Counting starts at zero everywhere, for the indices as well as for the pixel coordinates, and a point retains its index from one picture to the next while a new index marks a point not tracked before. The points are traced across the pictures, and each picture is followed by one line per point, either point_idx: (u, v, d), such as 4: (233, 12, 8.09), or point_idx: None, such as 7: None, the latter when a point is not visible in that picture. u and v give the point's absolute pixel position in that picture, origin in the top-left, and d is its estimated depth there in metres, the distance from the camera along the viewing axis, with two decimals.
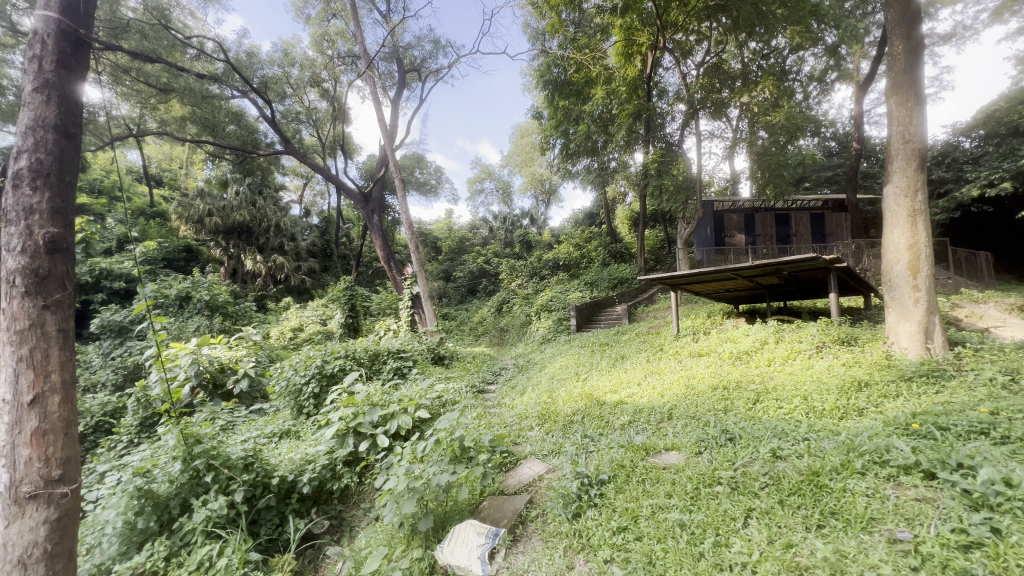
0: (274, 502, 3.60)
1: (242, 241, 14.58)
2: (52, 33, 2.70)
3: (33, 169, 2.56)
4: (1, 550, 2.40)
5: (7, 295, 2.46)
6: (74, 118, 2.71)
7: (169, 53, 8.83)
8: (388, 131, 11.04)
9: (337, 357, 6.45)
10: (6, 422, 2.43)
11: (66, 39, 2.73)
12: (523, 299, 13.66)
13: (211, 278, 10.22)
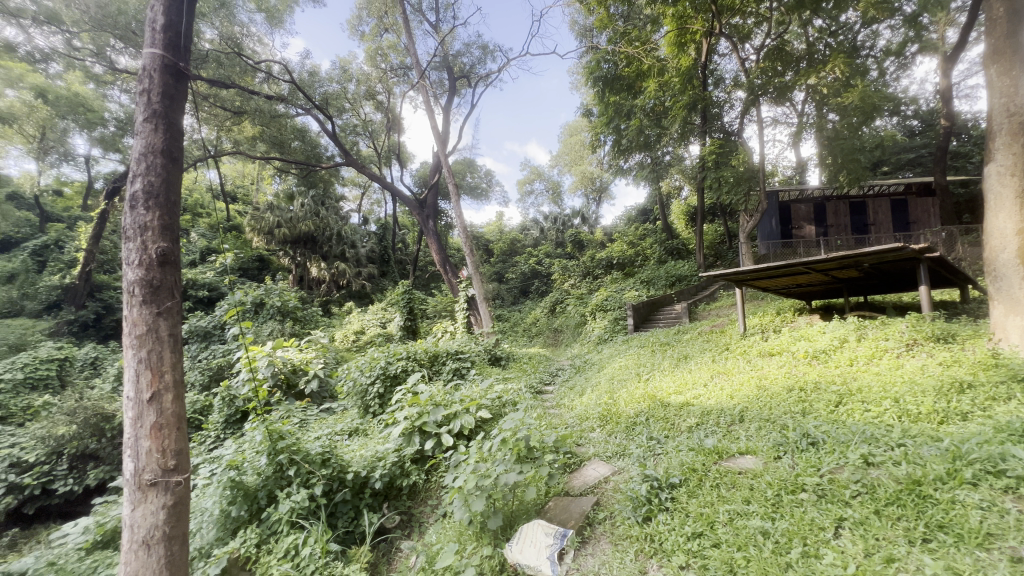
0: (349, 496, 3.79)
1: (308, 250, 15.48)
2: (157, 67, 3.00)
3: (146, 190, 2.86)
4: (128, 531, 2.68)
5: (129, 304, 2.77)
6: (177, 143, 3.00)
7: (241, 78, 9.53)
8: (441, 138, 11.32)
9: (400, 358, 6.70)
10: (131, 416, 2.74)
11: (168, 72, 3.03)
12: (577, 298, 13.54)
13: (283, 285, 10.95)
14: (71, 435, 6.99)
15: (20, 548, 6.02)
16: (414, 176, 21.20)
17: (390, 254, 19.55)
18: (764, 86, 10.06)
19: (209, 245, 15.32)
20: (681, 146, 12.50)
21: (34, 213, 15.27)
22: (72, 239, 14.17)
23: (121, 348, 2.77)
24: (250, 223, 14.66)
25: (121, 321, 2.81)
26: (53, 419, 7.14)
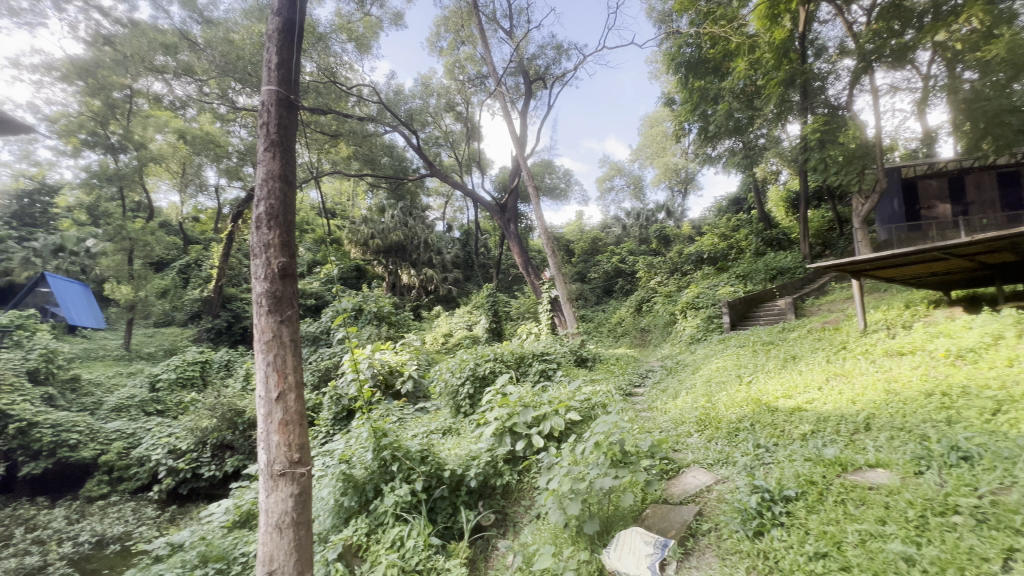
0: (447, 493, 3.95)
1: (399, 259, 16.48)
2: (273, 102, 3.38)
3: (269, 212, 3.22)
4: (264, 515, 3.03)
5: (258, 313, 3.15)
6: (291, 168, 3.34)
7: (337, 104, 10.41)
8: (519, 142, 11.46)
9: (488, 360, 6.87)
10: (263, 413, 3.09)
11: (282, 105, 3.39)
12: (665, 297, 12.95)
13: (378, 292, 11.76)
14: (213, 427, 8.10)
15: (179, 521, 7.09)
16: (494, 182, 21.71)
17: (474, 259, 20.18)
18: (879, 50, 8.88)
19: (315, 257, 16.92)
20: (778, 127, 11.46)
21: (179, 237, 17.96)
22: (207, 258, 16.44)
23: (253, 352, 3.15)
24: (348, 236, 15.97)
25: (252, 328, 3.19)
26: (199, 413, 8.33)
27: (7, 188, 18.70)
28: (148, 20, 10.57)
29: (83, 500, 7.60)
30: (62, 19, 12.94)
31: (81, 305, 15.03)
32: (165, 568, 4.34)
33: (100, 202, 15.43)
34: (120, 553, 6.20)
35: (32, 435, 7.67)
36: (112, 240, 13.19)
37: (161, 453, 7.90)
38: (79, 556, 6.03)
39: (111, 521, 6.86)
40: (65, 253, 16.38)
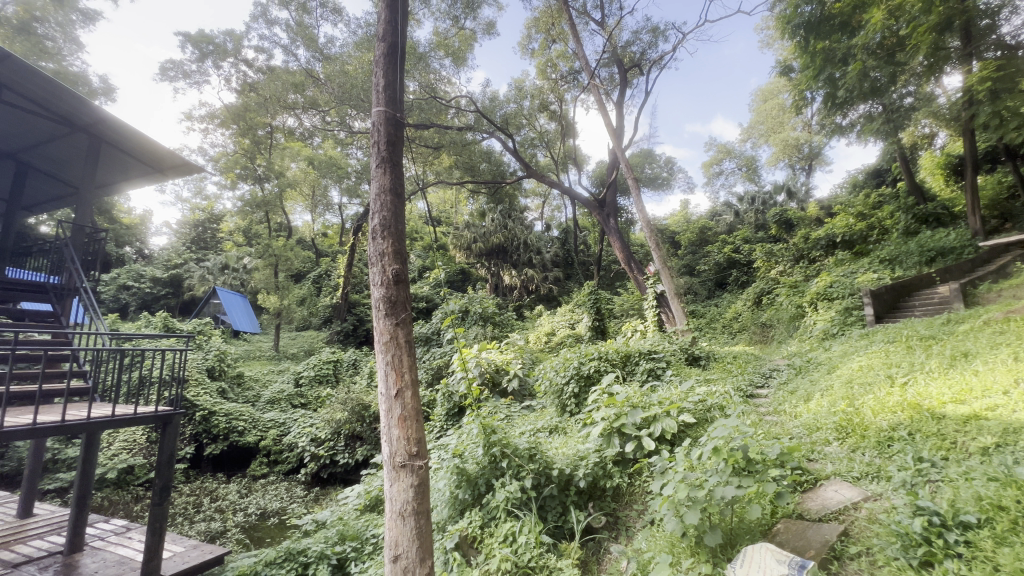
0: (556, 491, 3.94)
1: (501, 260, 16.95)
2: (383, 122, 3.68)
3: (382, 224, 3.51)
4: (389, 502, 3.29)
5: (378, 316, 3.44)
6: (400, 182, 3.60)
7: (438, 117, 11.00)
8: (616, 134, 11.11)
9: (592, 358, 6.74)
10: (385, 408, 3.37)
11: (390, 123, 3.67)
12: (790, 287, 11.61)
13: (482, 293, 12.22)
14: (345, 419, 9.16)
15: (321, 501, 8.05)
16: (591, 177, 21.35)
17: (574, 257, 20.01)
18: None
19: (425, 263, 18.12)
20: (931, 81, 9.64)
21: (313, 251, 20.44)
22: (335, 269, 18.48)
23: (374, 353, 3.45)
24: (453, 242, 16.83)
25: (372, 331, 3.50)
26: (334, 406, 9.49)
27: (188, 220, 22.93)
28: (281, 65, 12.27)
29: (250, 477, 9.00)
30: (219, 75, 15.53)
31: (241, 313, 17.87)
32: (312, 542, 5.02)
33: (252, 225, 18.18)
34: (278, 525, 7.21)
35: (211, 422, 9.39)
36: (262, 258, 15.46)
37: (305, 440, 9.09)
38: (248, 524, 7.15)
39: (270, 497, 8.02)
40: (229, 270, 19.57)
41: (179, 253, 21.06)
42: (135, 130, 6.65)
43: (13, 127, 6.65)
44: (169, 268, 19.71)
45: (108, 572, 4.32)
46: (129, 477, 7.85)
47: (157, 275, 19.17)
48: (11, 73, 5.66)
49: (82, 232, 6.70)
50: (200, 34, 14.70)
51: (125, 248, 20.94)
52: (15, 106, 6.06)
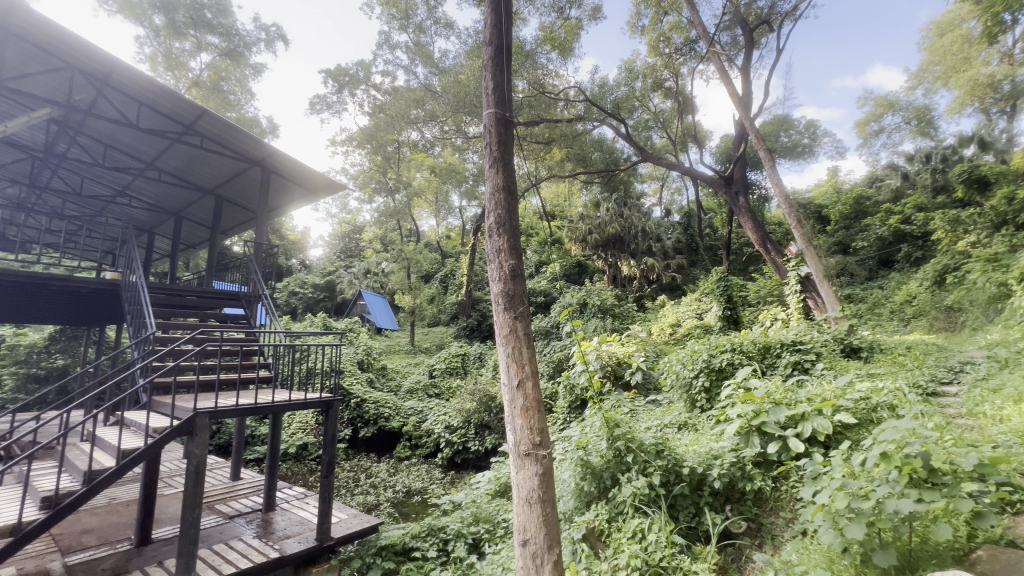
0: (687, 491, 3.71)
1: (618, 251, 16.39)
2: (494, 124, 3.82)
3: (497, 220, 3.65)
4: (516, 489, 3.40)
5: (498, 311, 3.59)
6: (512, 180, 3.71)
7: (547, 111, 11.04)
8: (743, 103, 10.03)
9: (723, 351, 6.19)
10: (509, 399, 3.50)
11: (500, 124, 3.80)
12: (986, 261, 9.35)
13: (600, 285, 12.02)
14: (474, 409, 9.81)
15: (457, 484, 8.71)
16: (715, 154, 19.62)
17: (699, 242, 18.54)
18: None
19: (541, 258, 18.41)
20: None
21: (439, 253, 22.04)
22: (459, 268, 19.72)
23: (496, 345, 3.60)
24: (568, 235, 16.80)
25: (493, 324, 3.66)
26: (464, 396, 10.21)
27: (338, 232, 26.38)
28: (404, 85, 13.50)
29: (396, 458, 10.10)
30: (355, 101, 17.55)
31: (382, 312, 20.04)
32: (450, 520, 5.52)
33: (387, 233, 20.22)
34: (421, 503, 7.98)
35: (364, 407, 10.91)
36: (397, 261, 17.14)
37: (441, 427, 9.92)
38: (397, 500, 8.03)
39: (414, 477, 8.92)
40: (371, 274, 22.06)
41: (331, 262, 24.35)
42: (294, 159, 7.84)
43: (214, 168, 8.34)
44: (325, 274, 22.93)
45: (294, 530, 5.20)
46: (305, 453, 9.39)
47: (316, 282, 22.45)
48: (209, 125, 7.10)
49: (262, 248, 8.15)
50: (338, 68, 16.79)
51: (292, 260, 24.87)
52: (213, 150, 7.59)
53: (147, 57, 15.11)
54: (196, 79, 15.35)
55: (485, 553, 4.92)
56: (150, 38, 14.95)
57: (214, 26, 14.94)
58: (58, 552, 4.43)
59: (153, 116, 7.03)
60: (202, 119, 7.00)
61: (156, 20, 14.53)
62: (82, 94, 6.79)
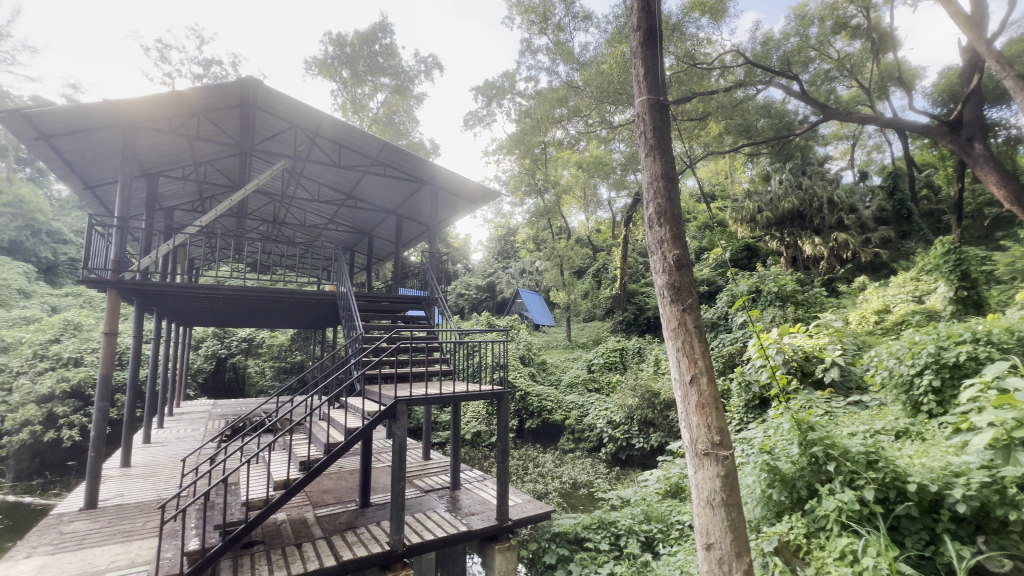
0: (916, 512, 3.07)
1: (797, 228, 14.12)
2: (647, 109, 3.68)
3: (657, 210, 3.52)
4: (696, 490, 3.21)
5: (663, 303, 3.45)
6: (670, 166, 3.54)
7: (700, 84, 10.10)
8: (972, 23, 7.75)
9: (962, 342, 4.88)
10: (681, 395, 3.33)
11: (654, 109, 3.65)
12: None
13: (776, 269, 10.60)
14: (637, 405, 9.58)
15: (623, 480, 8.66)
16: (931, 95, 15.56)
17: (913, 207, 14.91)
18: None
19: (701, 244, 16.98)
20: None
21: (590, 248, 21.93)
22: (611, 262, 19.45)
23: (663, 340, 3.47)
24: (732, 216, 15.16)
25: (659, 317, 3.53)
26: (625, 392, 10.02)
27: (495, 236, 28.30)
28: (547, 86, 13.86)
29: (561, 450, 10.51)
30: (503, 111, 18.68)
31: (539, 309, 20.84)
32: (621, 516, 5.52)
33: (539, 232, 20.97)
34: (588, 496, 8.12)
35: (528, 400, 11.58)
36: (550, 259, 17.61)
37: (603, 422, 9.98)
38: (565, 491, 8.31)
39: (579, 470, 9.16)
40: (527, 273, 23.15)
41: (491, 264, 26.22)
42: (455, 173, 8.70)
43: (395, 191, 9.71)
44: (486, 276, 24.78)
45: (477, 508, 5.77)
46: (479, 439, 10.36)
47: (479, 283, 24.52)
48: (389, 154, 8.30)
49: (435, 257, 9.23)
50: (486, 84, 18.06)
51: (457, 264, 27.48)
52: (394, 176, 8.85)
53: (340, 106, 18.14)
54: (375, 117, 18.02)
55: (659, 553, 4.81)
56: (340, 90, 18.02)
57: (384, 67, 17.86)
58: (311, 505, 5.70)
59: (350, 154, 8.52)
60: (384, 151, 8.22)
61: (344, 74, 17.69)
62: (303, 146, 8.59)
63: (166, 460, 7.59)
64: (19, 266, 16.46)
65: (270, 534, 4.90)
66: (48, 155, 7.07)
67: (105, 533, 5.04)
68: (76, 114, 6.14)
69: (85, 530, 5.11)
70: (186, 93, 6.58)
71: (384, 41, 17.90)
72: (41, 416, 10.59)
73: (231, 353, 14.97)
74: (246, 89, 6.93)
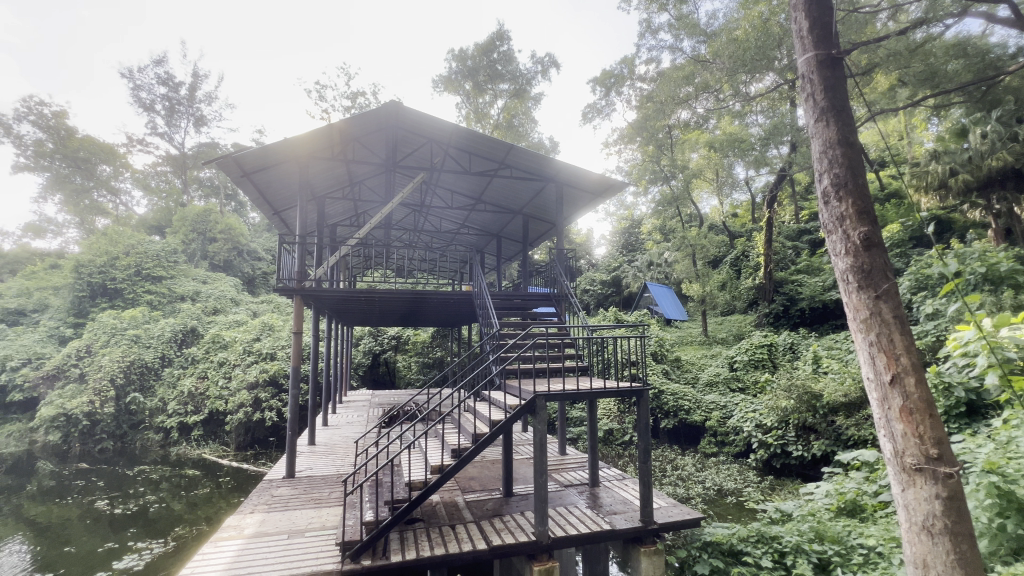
0: None
1: (1012, 192, 11.17)
2: (814, 67, 3.34)
3: (835, 183, 3.17)
4: (906, 512, 2.77)
5: (848, 291, 3.07)
6: (849, 131, 3.17)
7: (862, 31, 8.51)
8: None
9: None
10: (878, 398, 2.91)
11: (825, 65, 3.30)
12: None
13: (984, 245, 8.49)
14: (793, 408, 8.47)
15: (779, 491, 7.77)
16: None
17: None
18: None
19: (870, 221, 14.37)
20: None
21: (725, 234, 20.01)
22: (752, 249, 17.55)
23: (851, 334, 3.07)
24: (912, 184, 12.53)
25: (843, 306, 3.16)
26: (777, 393, 8.93)
27: (618, 229, 27.51)
28: (670, 66, 12.99)
29: (702, 453, 9.82)
30: (622, 100, 18.05)
31: (670, 302, 19.69)
32: (785, 532, 4.93)
33: (666, 222, 19.78)
34: (737, 505, 7.43)
35: (662, 400, 11.02)
36: (680, 250, 16.46)
37: (751, 425, 9.07)
38: (710, 497, 7.73)
39: (725, 476, 8.45)
40: (655, 265, 22.01)
41: (615, 258, 25.50)
42: (579, 168, 8.63)
43: (522, 192, 10.00)
44: (611, 270, 24.20)
45: (619, 507, 5.63)
46: (613, 437, 10.17)
47: (603, 278, 24.08)
48: (515, 156, 8.56)
49: (562, 253, 9.27)
50: (604, 73, 17.67)
51: (581, 260, 27.28)
52: (520, 177, 9.10)
53: (464, 118, 19.28)
54: (496, 123, 18.74)
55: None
56: (465, 102, 19.12)
57: (503, 74, 18.53)
58: (460, 490, 6.15)
59: (480, 161, 8.98)
60: (511, 153, 8.49)
61: (467, 87, 18.75)
62: (440, 159, 9.33)
63: (341, 441, 8.84)
64: (230, 280, 20.64)
65: (428, 514, 5.39)
66: (251, 190, 8.74)
67: (303, 499, 6.05)
68: (269, 153, 7.52)
69: (289, 495, 6.20)
70: (345, 124, 7.60)
71: (502, 49, 18.57)
72: (251, 400, 13.11)
73: (384, 349, 16.90)
74: (391, 113, 7.76)
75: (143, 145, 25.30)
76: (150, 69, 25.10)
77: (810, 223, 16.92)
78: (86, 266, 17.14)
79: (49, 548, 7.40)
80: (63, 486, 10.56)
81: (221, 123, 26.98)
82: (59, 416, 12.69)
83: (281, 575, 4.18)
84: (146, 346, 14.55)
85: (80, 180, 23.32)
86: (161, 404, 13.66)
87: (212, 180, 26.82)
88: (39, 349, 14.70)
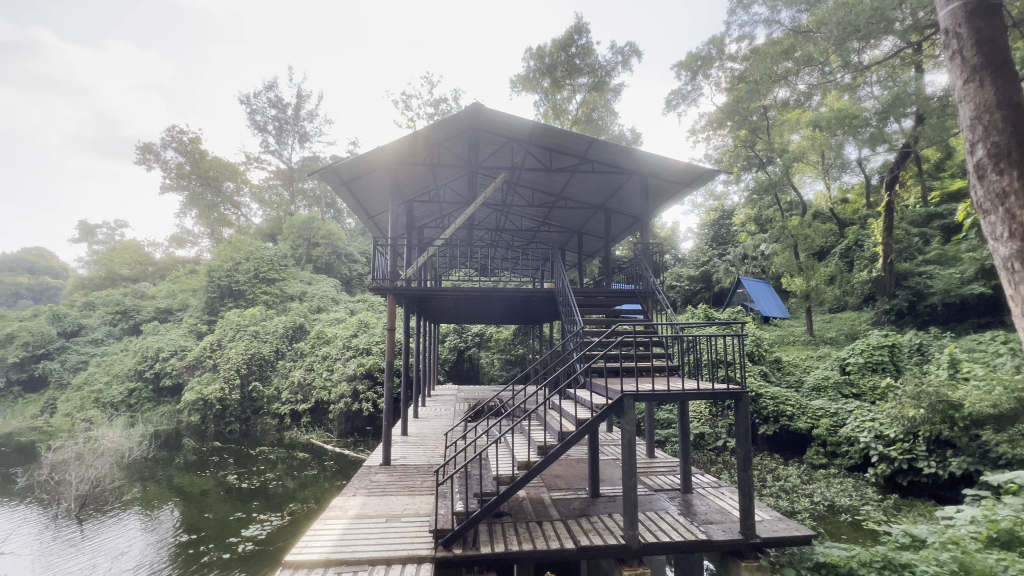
0: None
1: None
2: (963, 20, 3.22)
3: (993, 153, 3.05)
4: None
5: (1015, 281, 2.94)
6: (1008, 88, 3.02)
7: None
8: None
9: None
10: None
11: (977, 16, 3.17)
12: None
13: None
14: (924, 419, 7.37)
15: (906, 512, 6.82)
16: None
17: None
18: None
19: None
20: None
21: (833, 222, 17.99)
22: (868, 237, 15.59)
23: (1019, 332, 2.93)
24: None
25: (1009, 299, 3.01)
26: (903, 400, 7.81)
27: (706, 221, 25.92)
28: (765, 41, 11.94)
29: (809, 464, 8.92)
30: (710, 83, 16.94)
31: (768, 299, 18.15)
32: (920, 560, 4.24)
33: (762, 211, 18.24)
34: (853, 524, 6.64)
35: (761, 403, 10.17)
36: (779, 241, 15.08)
37: (869, 435, 8.07)
38: (819, 514, 6.99)
39: (837, 491, 7.60)
40: (749, 259, 20.42)
41: (704, 251, 24.04)
42: (665, 157, 8.20)
43: (604, 186, 9.74)
44: (699, 265, 22.84)
45: (715, 517, 5.28)
46: (704, 441, 9.59)
47: (691, 274, 22.80)
48: (596, 150, 8.37)
49: (647, 248, 8.86)
50: (689, 56, 16.69)
51: (666, 255, 26.06)
52: (602, 171, 8.89)
53: (543, 115, 19.27)
54: (575, 118, 18.50)
55: None
56: (543, 100, 19.11)
57: (582, 68, 18.24)
58: (546, 487, 6.15)
59: (561, 157, 8.91)
60: (592, 147, 8.32)
61: (545, 84, 18.72)
62: (520, 157, 9.41)
63: (430, 433, 9.27)
64: (331, 282, 22.55)
65: (515, 508, 5.46)
66: (349, 197, 9.48)
67: (398, 486, 6.42)
68: (364, 162, 8.08)
69: (385, 481, 6.61)
70: (430, 130, 7.95)
71: (580, 42, 18.27)
72: (350, 391, 14.21)
73: (468, 346, 17.46)
74: (473, 115, 7.97)
75: (258, 162, 28.51)
76: (264, 94, 28.20)
77: (941, 205, 14.61)
78: (217, 271, 19.67)
79: (193, 514, 8.61)
80: (202, 461, 12.25)
81: (321, 138, 29.57)
82: (199, 400, 14.76)
83: (381, 556, 4.45)
84: (264, 340, 16.37)
85: (211, 196, 26.87)
86: (276, 392, 15.31)
87: (315, 191, 29.50)
88: (182, 342, 17.17)
